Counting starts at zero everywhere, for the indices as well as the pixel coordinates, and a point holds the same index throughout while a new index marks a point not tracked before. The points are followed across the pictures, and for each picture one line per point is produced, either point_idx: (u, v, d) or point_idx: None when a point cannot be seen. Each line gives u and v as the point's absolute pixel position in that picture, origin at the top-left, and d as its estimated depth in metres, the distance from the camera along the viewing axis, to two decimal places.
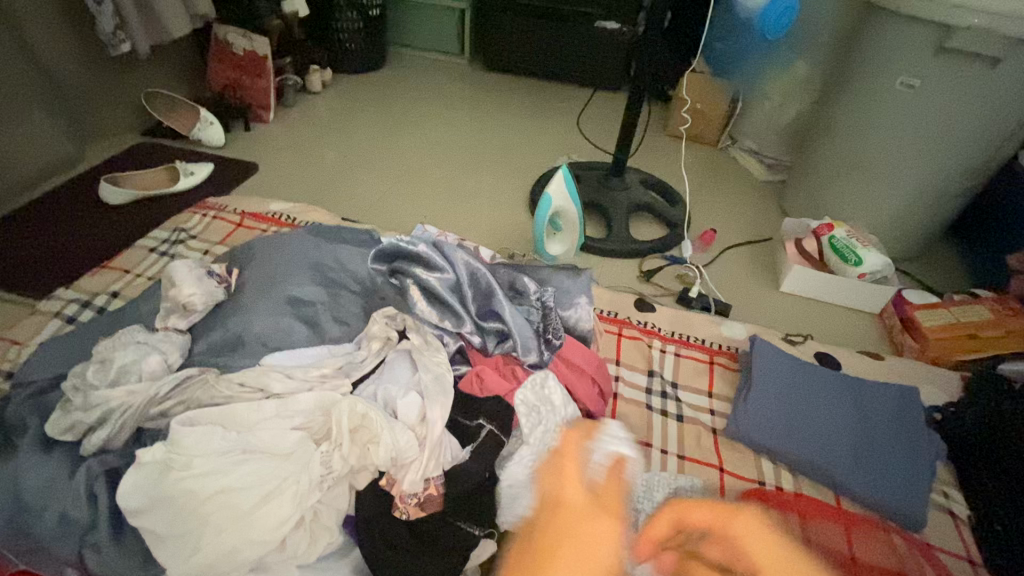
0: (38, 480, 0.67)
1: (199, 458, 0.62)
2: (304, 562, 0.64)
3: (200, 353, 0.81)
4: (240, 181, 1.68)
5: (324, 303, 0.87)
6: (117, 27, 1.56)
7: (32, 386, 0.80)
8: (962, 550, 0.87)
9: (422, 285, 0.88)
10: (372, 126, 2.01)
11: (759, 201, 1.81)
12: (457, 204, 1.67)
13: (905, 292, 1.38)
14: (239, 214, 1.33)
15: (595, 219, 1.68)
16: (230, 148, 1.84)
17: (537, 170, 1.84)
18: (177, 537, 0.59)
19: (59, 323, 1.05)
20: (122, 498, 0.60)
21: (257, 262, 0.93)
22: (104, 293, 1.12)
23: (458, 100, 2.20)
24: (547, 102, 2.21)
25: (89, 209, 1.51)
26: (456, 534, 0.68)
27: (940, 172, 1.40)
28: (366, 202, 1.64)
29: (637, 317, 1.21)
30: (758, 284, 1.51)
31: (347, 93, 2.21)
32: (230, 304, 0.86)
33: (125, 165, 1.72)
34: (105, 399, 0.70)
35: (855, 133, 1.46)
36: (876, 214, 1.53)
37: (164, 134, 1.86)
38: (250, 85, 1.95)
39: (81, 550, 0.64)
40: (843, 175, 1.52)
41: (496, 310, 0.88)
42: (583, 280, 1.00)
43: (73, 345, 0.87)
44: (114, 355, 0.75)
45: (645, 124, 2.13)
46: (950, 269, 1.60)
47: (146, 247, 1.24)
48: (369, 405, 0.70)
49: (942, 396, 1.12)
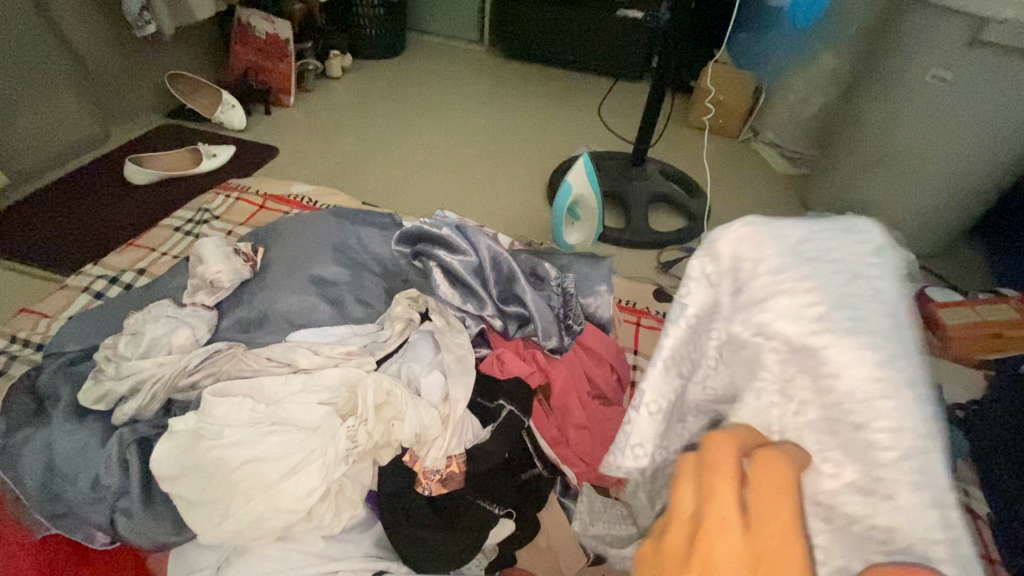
0: (71, 446, 0.69)
1: (229, 428, 0.64)
2: (328, 533, 0.65)
3: (227, 329, 0.82)
4: (261, 164, 1.70)
5: (348, 283, 0.88)
6: (144, 9, 1.58)
7: (64, 356, 0.82)
8: (980, 546, 0.87)
9: (445, 269, 0.89)
10: (391, 112, 2.01)
11: (781, 194, 1.79)
12: (476, 191, 1.67)
13: (928, 289, 1.37)
14: (262, 196, 1.34)
15: (613, 210, 1.67)
16: (251, 131, 1.86)
17: (556, 159, 1.83)
18: (207, 504, 0.60)
19: (87, 298, 1.07)
20: (155, 464, 0.62)
21: (282, 242, 0.94)
22: (130, 270, 1.14)
23: (476, 87, 2.19)
24: (567, 91, 2.20)
25: (114, 189, 1.53)
26: (477, 513, 0.69)
27: (969, 168, 1.37)
28: (386, 187, 1.65)
29: (656, 308, 1.20)
30: None
31: (366, 79, 2.21)
32: (257, 282, 0.87)
33: (148, 146, 1.74)
34: (138, 369, 0.72)
35: (881, 127, 1.43)
36: (901, 210, 1.50)
37: (186, 117, 1.88)
38: (272, 69, 1.96)
39: (112, 515, 0.66)
40: (868, 169, 1.50)
41: (518, 294, 0.88)
42: (603, 267, 1.00)
43: (104, 318, 0.88)
44: (145, 328, 0.76)
45: (666, 115, 2.11)
46: (976, 269, 1.57)
47: (171, 226, 1.26)
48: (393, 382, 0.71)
49: (965, 395, 1.11)
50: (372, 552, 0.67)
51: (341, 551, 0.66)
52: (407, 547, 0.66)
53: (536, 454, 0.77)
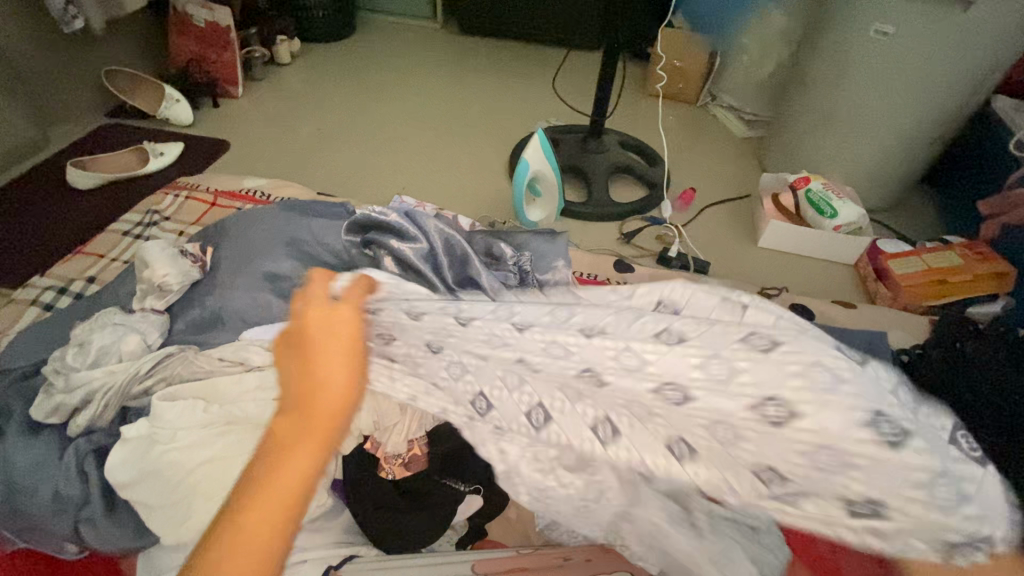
0: (27, 461, 0.68)
1: (183, 430, 0.64)
2: (295, 524, 0.68)
3: (180, 332, 0.81)
4: (212, 160, 1.65)
5: (301, 276, 0.87)
6: (69, 3, 1.49)
7: (14, 372, 0.80)
8: None
9: (396, 255, 0.87)
10: (345, 96, 1.97)
11: (738, 157, 1.82)
12: (436, 174, 1.65)
13: (880, 241, 1.40)
14: (213, 193, 1.31)
15: (575, 184, 1.67)
16: (200, 126, 1.80)
17: (516, 135, 1.82)
18: (168, 506, 0.61)
19: (37, 311, 1.04)
20: (111, 472, 0.63)
21: (231, 240, 0.92)
22: (80, 279, 1.11)
23: (431, 66, 2.15)
24: (524, 65, 2.17)
25: (57, 195, 1.47)
26: (445, 493, 0.71)
27: (912, 120, 1.40)
28: (342, 176, 1.62)
29: (616, 279, 1.23)
30: (736, 241, 1.53)
31: (317, 63, 2.15)
32: (207, 282, 0.86)
33: (91, 148, 1.68)
34: (87, 380, 0.71)
35: (830, 83, 1.45)
36: (852, 166, 1.54)
37: (129, 115, 1.81)
38: (215, 59, 1.88)
39: (76, 525, 0.66)
40: (820, 127, 1.52)
41: (473, 275, 0.88)
42: (560, 243, 1.01)
43: (52, 331, 0.86)
44: (92, 337, 0.75)
45: (623, 85, 2.10)
46: (926, 218, 1.63)
47: (119, 230, 1.22)
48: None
49: (912, 340, 1.16)
50: (342, 539, 0.70)
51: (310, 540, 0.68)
52: (379, 532, 0.70)
53: None
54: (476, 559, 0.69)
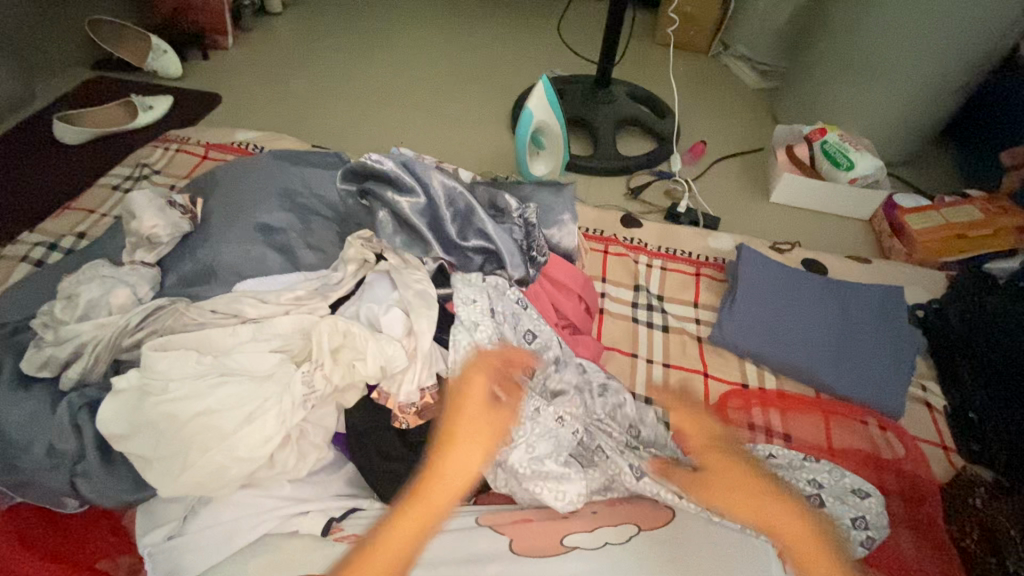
0: (21, 415, 0.67)
1: (175, 383, 0.61)
2: (295, 477, 0.66)
3: (172, 285, 0.79)
4: (204, 113, 1.59)
5: (296, 228, 0.84)
6: None
7: (4, 327, 0.78)
8: (935, 437, 0.91)
9: (392, 210, 0.83)
10: (339, 46, 1.88)
11: (751, 109, 1.74)
12: (436, 127, 1.59)
13: (896, 196, 1.35)
14: (203, 146, 1.26)
15: (581, 137, 1.60)
16: (189, 78, 1.72)
17: (518, 87, 1.74)
18: (163, 459, 0.59)
19: (27, 267, 1.01)
20: (104, 425, 0.61)
21: (222, 190, 0.88)
22: (70, 234, 1.07)
23: (429, 14, 2.04)
24: (528, 13, 2.06)
25: (44, 151, 1.42)
26: (446, 447, 0.70)
27: (938, 66, 1.32)
28: (338, 129, 1.56)
29: (623, 234, 1.18)
30: (747, 197, 1.47)
31: (310, 12, 2.04)
32: (197, 235, 0.82)
33: (77, 103, 1.61)
34: (77, 333, 0.69)
35: (852, 26, 1.36)
36: (871, 117, 1.46)
37: (115, 67, 1.73)
38: (202, 7, 1.79)
39: (73, 478, 0.65)
40: (838, 75, 1.44)
41: (478, 228, 0.84)
42: (566, 195, 0.97)
43: (40, 285, 0.84)
44: (80, 290, 0.72)
45: (631, 34, 2.00)
46: (944, 172, 1.56)
47: (108, 185, 1.18)
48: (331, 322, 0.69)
49: (928, 295, 1.13)
50: (343, 492, 0.69)
51: (312, 492, 0.67)
52: (383, 484, 0.68)
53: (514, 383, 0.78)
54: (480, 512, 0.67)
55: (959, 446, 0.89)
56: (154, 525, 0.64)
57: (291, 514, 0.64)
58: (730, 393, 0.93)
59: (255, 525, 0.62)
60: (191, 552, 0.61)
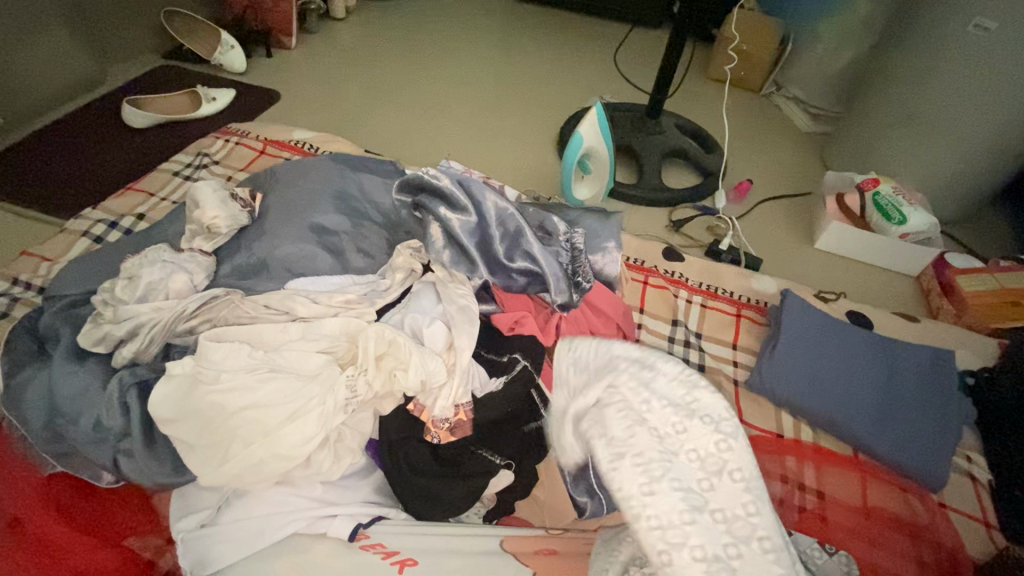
0: (73, 387, 0.69)
1: (226, 373, 0.64)
2: (327, 478, 0.67)
3: (225, 276, 0.81)
4: (263, 108, 1.65)
5: (348, 232, 0.85)
6: None
7: (64, 299, 0.81)
8: (978, 512, 0.86)
9: (443, 224, 0.85)
10: (396, 56, 1.93)
11: (800, 152, 1.72)
12: (485, 142, 1.61)
13: (949, 255, 1.30)
14: (262, 141, 1.31)
15: (626, 165, 1.61)
16: (252, 74, 1.79)
17: (569, 110, 1.75)
18: (206, 447, 0.61)
19: (87, 243, 1.05)
20: (154, 408, 0.62)
21: (281, 188, 0.90)
22: (130, 215, 1.12)
23: (485, 32, 2.09)
24: (583, 38, 2.08)
25: (112, 132, 1.49)
26: (476, 461, 0.70)
27: (1004, 127, 1.27)
28: (387, 136, 1.60)
29: (664, 266, 1.18)
30: (792, 241, 1.45)
31: (372, 20, 2.10)
32: (255, 229, 0.85)
33: (147, 87, 1.68)
34: (135, 314, 0.71)
35: (913, 81, 1.34)
36: (926, 173, 1.42)
37: (185, 58, 1.81)
38: (272, 8, 1.86)
39: (115, 456, 0.67)
40: (896, 128, 1.41)
41: (525, 248, 0.85)
42: (613, 223, 0.96)
43: (100, 263, 0.86)
44: (142, 272, 0.75)
45: (684, 67, 2.00)
46: (998, 233, 1.51)
47: (169, 170, 1.23)
48: (378, 333, 0.69)
49: (977, 362, 1.08)
50: (371, 498, 0.69)
51: (340, 496, 0.67)
52: (411, 497, 0.68)
53: (543, 407, 0.75)
54: (506, 535, 0.66)
55: (1003, 524, 0.85)
56: (188, 511, 0.65)
57: (319, 516, 0.65)
58: (764, 438, 0.90)
59: (283, 523, 0.63)
60: (220, 543, 0.62)
